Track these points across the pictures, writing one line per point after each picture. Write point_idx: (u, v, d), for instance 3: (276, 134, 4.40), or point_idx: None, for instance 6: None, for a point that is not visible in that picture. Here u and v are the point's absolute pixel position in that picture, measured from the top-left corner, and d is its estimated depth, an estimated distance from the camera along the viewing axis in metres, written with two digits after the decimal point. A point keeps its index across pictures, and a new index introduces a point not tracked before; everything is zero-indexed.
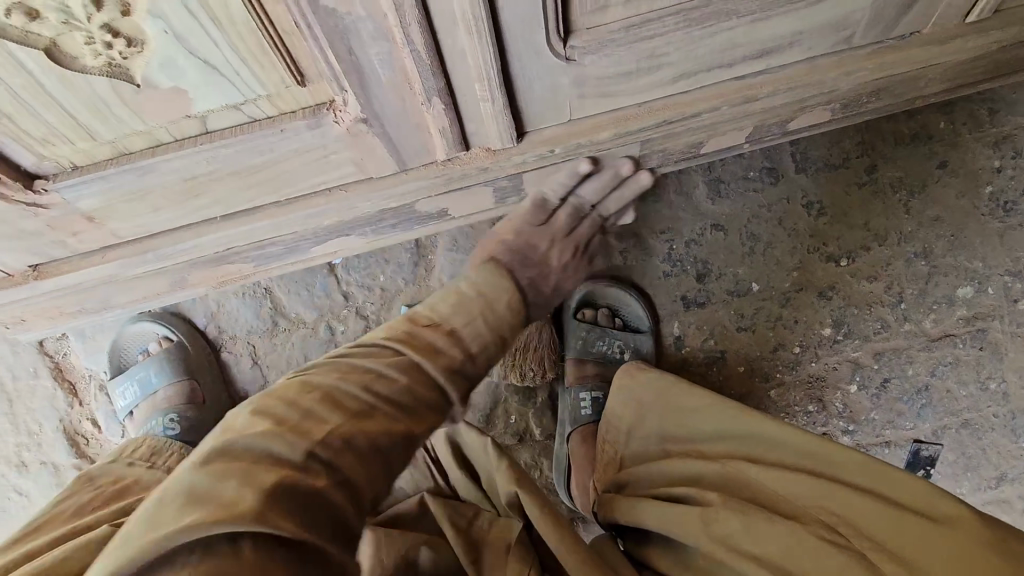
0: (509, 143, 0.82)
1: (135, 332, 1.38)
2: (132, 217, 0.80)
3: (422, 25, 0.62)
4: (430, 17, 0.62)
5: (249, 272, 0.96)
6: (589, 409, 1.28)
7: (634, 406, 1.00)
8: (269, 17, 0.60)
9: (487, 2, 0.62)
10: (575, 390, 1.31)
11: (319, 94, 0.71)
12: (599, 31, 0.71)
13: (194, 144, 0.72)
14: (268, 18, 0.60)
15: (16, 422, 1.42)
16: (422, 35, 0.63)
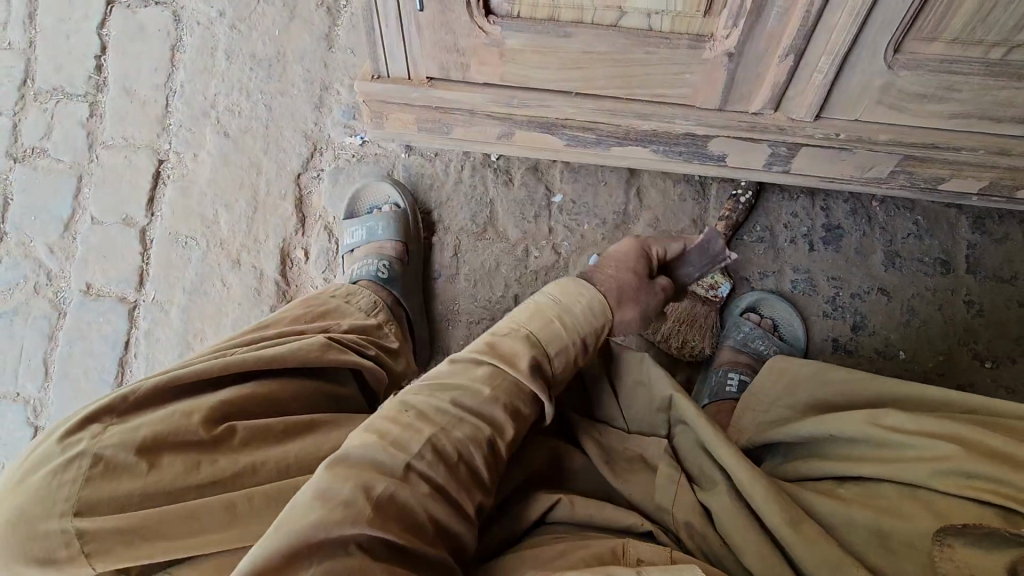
0: (807, 118, 1.06)
1: (375, 190, 1.59)
2: (520, 68, 1.07)
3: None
4: None
5: (553, 148, 1.28)
6: (735, 387, 1.37)
7: (782, 374, 1.06)
8: None
9: None
10: (726, 369, 1.41)
11: (708, 27, 0.97)
12: (920, 56, 0.93)
13: (606, 30, 0.99)
14: None
15: (250, 227, 1.68)
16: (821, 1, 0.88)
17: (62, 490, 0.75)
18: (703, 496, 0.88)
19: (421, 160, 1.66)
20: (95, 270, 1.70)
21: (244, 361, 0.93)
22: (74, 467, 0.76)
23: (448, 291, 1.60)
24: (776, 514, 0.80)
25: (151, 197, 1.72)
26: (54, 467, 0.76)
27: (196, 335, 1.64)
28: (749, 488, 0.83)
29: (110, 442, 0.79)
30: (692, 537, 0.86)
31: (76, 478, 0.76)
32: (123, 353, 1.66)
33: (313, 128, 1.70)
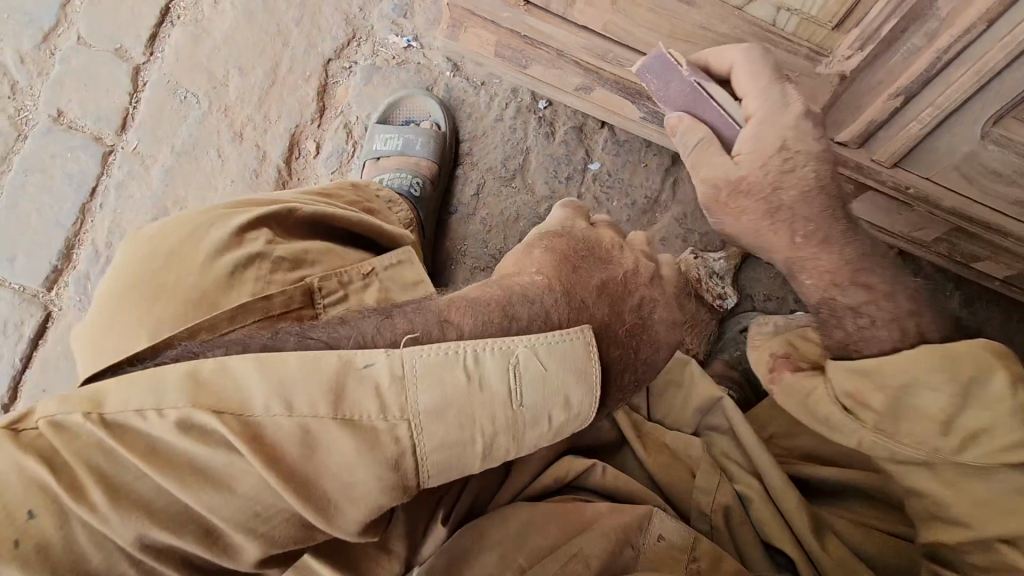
0: (885, 164, 1.05)
1: (416, 104, 1.49)
2: (627, 21, 0.98)
3: (962, 46, 0.84)
4: (969, 46, 0.84)
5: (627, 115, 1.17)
6: None
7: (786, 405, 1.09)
8: None
9: (1007, 63, 0.83)
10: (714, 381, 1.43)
11: (829, 42, 0.94)
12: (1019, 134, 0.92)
13: (730, 10, 0.93)
14: None
15: (261, 102, 1.52)
16: (955, 50, 0.85)
17: (225, 268, 0.79)
18: (742, 487, 0.96)
19: (465, 84, 1.54)
20: (71, 98, 1.50)
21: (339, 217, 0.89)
22: (235, 252, 0.80)
23: (461, 229, 1.54)
24: (806, 520, 0.90)
25: (154, 35, 1.52)
26: (221, 246, 0.80)
27: (175, 203, 1.49)
28: (787, 493, 0.92)
29: (266, 243, 0.82)
30: (726, 521, 0.93)
31: (237, 261, 0.79)
32: (86, 201, 1.50)
33: (356, 13, 1.53)
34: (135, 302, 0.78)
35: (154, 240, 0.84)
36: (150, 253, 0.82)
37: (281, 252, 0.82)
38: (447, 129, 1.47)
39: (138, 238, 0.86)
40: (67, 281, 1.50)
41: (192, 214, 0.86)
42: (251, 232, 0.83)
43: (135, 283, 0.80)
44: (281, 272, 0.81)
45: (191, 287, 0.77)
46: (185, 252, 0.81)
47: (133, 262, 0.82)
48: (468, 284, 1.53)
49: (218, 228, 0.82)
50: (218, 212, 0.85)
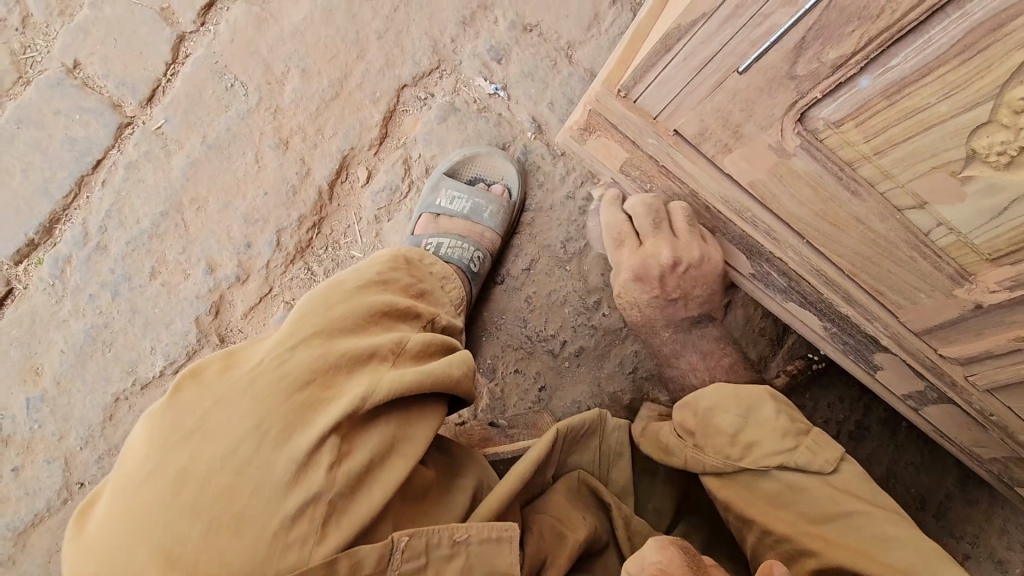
0: (979, 386, 1.01)
1: (488, 163, 1.35)
2: (778, 187, 0.90)
3: None
4: None
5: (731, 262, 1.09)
6: None
7: None
8: None
9: None
10: None
11: (976, 269, 0.88)
12: None
13: (891, 210, 0.87)
14: None
15: (319, 112, 1.34)
16: None
17: (265, 517, 0.65)
18: None
19: (544, 150, 1.41)
20: (95, 50, 1.27)
21: (398, 383, 0.77)
22: (280, 498, 0.66)
23: (502, 301, 1.43)
24: None
25: (211, 4, 1.30)
26: (272, 481, 0.67)
27: (193, 201, 1.30)
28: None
29: (327, 479, 0.69)
30: None
31: (279, 513, 0.66)
32: (85, 174, 1.28)
33: (446, 42, 1.37)
34: (144, 532, 0.64)
35: (189, 433, 0.69)
36: (180, 452, 0.68)
37: (341, 487, 0.70)
38: (518, 199, 1.35)
39: (172, 414, 0.71)
40: (43, 259, 1.29)
41: (248, 397, 0.71)
42: (314, 456, 0.69)
43: (149, 500, 0.65)
44: (334, 518, 0.69)
45: (215, 538, 0.63)
46: (219, 477, 0.66)
47: (158, 461, 0.68)
48: (496, 359, 1.43)
49: (274, 449, 0.68)
50: (284, 406, 0.71)
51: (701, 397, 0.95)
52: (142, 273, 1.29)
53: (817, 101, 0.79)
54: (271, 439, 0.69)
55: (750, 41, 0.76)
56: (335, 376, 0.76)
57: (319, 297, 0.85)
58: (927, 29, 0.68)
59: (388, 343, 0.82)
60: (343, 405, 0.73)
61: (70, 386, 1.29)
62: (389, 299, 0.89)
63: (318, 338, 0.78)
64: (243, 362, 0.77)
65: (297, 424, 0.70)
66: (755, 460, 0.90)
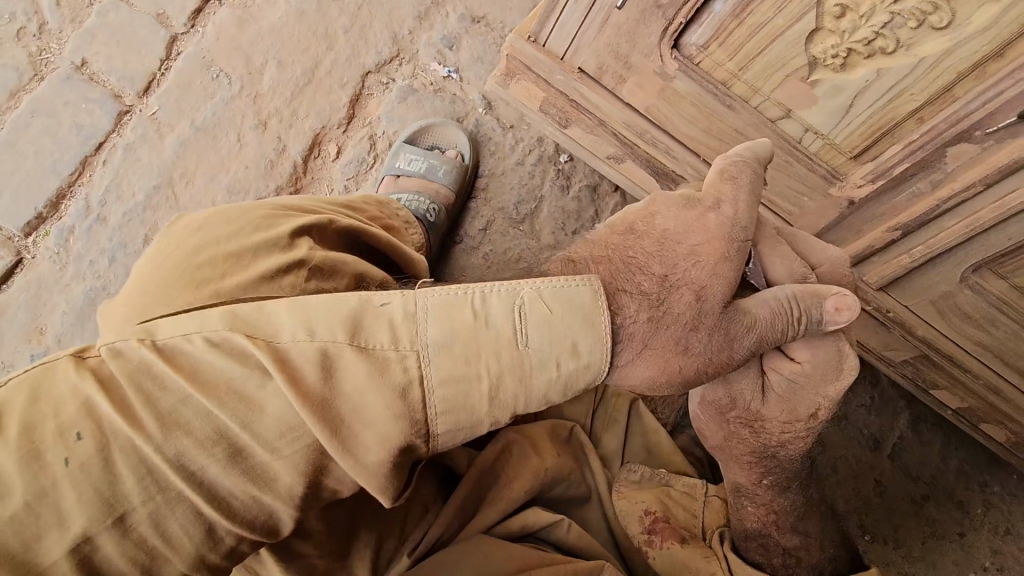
0: (874, 286, 1.13)
1: (445, 133, 1.53)
2: (670, 111, 1.06)
3: (955, 199, 0.94)
4: (963, 201, 0.94)
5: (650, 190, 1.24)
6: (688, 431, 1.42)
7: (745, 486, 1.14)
8: (898, 126, 0.94)
9: (994, 223, 0.93)
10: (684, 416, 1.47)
11: (843, 169, 1.03)
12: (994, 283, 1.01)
13: (764, 121, 1.02)
14: (898, 125, 0.94)
15: (294, 97, 1.52)
16: (950, 200, 0.95)
17: (260, 267, 0.83)
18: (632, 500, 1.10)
19: (495, 124, 1.59)
20: (100, 50, 1.48)
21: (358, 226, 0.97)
22: (269, 255, 0.85)
23: (462, 259, 1.57)
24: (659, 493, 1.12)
25: (201, 10, 1.52)
26: (264, 245, 0.85)
27: (182, 176, 1.48)
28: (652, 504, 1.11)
29: (309, 252, 0.87)
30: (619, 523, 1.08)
31: (270, 262, 0.84)
32: (89, 155, 1.46)
33: (404, 34, 1.57)
34: (166, 281, 0.82)
35: (199, 226, 0.89)
36: (191, 238, 0.87)
37: (321, 264, 0.87)
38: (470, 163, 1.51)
39: (185, 224, 0.91)
40: (49, 231, 1.45)
41: (241, 211, 0.92)
42: (297, 238, 0.88)
43: (173, 262, 0.84)
44: (314, 279, 0.86)
45: (220, 280, 0.81)
46: (223, 245, 0.85)
47: (174, 247, 0.87)
48: None
49: (265, 232, 0.87)
50: (269, 214, 0.91)
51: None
52: (136, 240, 1.45)
53: (685, 27, 0.96)
54: (261, 225, 0.89)
55: None
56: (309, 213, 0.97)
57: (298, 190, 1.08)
58: None
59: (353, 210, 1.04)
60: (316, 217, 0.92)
61: (69, 344, 1.42)
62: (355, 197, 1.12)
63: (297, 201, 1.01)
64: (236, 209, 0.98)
65: (279, 222, 0.90)
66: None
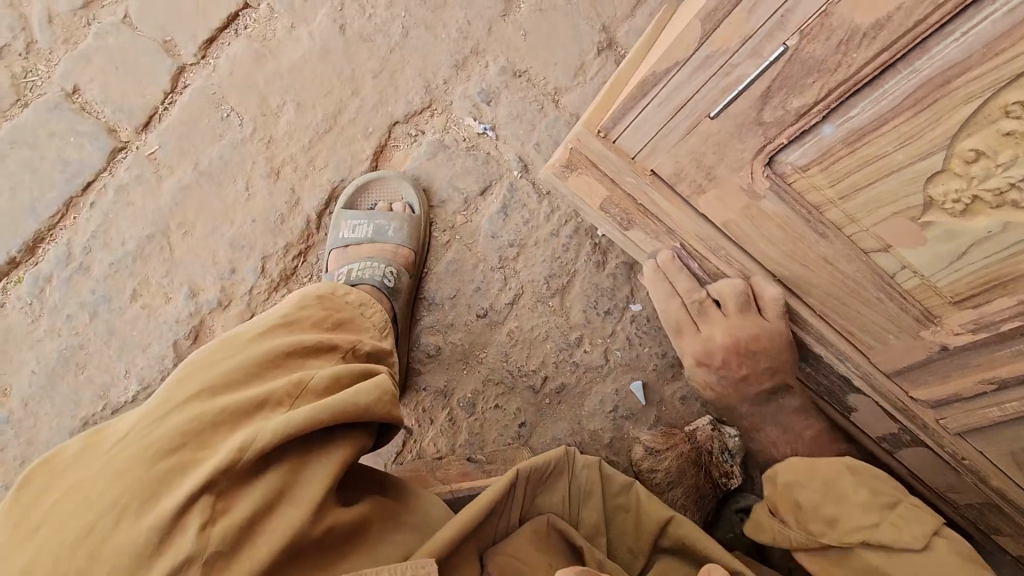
0: (950, 430, 1.03)
1: (396, 186, 1.38)
2: (750, 228, 0.94)
3: None
4: None
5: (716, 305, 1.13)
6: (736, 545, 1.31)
7: None
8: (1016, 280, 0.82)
9: None
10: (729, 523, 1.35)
11: (939, 311, 0.91)
12: None
13: (858, 252, 0.90)
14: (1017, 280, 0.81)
15: (312, 145, 1.38)
16: None
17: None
18: None
19: (530, 189, 1.45)
20: (95, 76, 1.31)
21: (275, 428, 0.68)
22: (140, 572, 0.59)
23: (485, 336, 1.43)
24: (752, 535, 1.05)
25: (213, 39, 1.35)
26: (130, 555, 0.59)
27: (180, 225, 1.32)
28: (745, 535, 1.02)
29: (199, 539, 0.61)
30: None
31: None
32: (74, 195, 1.30)
33: (439, 83, 1.43)
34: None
35: (35, 525, 0.62)
36: (23, 551, 0.60)
37: (219, 547, 0.62)
38: (422, 213, 1.38)
39: (27, 507, 0.64)
40: (23, 278, 1.28)
41: (105, 475, 0.64)
42: (180, 519, 0.61)
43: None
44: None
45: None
46: (65, 563, 0.58)
47: (2, 559, 0.60)
48: (477, 394, 1.43)
49: (130, 522, 0.61)
50: (143, 478, 0.63)
51: (781, 471, 1.00)
52: (122, 295, 1.30)
53: (784, 146, 0.84)
54: (118, 516, 0.61)
55: (719, 89, 0.81)
56: (211, 434, 0.68)
57: (203, 357, 0.78)
58: (880, 83, 0.73)
59: (283, 387, 0.74)
60: (217, 459, 0.65)
61: (38, 409, 1.27)
62: (279, 328, 0.84)
63: (198, 396, 0.71)
64: (111, 437, 0.69)
65: (157, 493, 0.63)
66: (837, 534, 0.91)
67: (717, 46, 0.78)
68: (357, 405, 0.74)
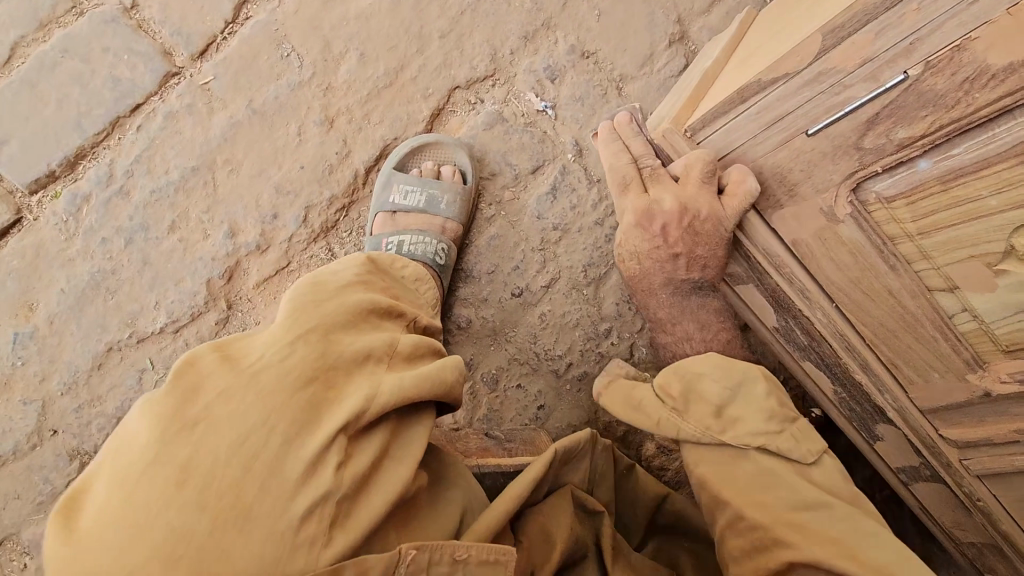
0: (971, 471, 1.04)
1: (448, 152, 1.35)
2: (819, 249, 0.94)
3: None
4: None
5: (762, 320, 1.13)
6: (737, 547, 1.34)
7: None
8: None
9: None
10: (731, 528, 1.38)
11: (991, 357, 0.91)
12: None
13: (924, 289, 0.89)
14: None
15: (369, 98, 1.34)
16: None
17: (273, 514, 0.60)
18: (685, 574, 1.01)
19: (581, 174, 1.42)
20: None
21: (395, 390, 0.72)
22: (294, 494, 0.61)
23: (517, 315, 1.42)
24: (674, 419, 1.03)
25: None
26: (289, 478, 0.62)
27: (226, 162, 1.28)
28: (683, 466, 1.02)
29: (335, 479, 0.64)
30: None
31: (289, 512, 0.60)
32: (122, 116, 1.26)
33: (505, 53, 1.39)
34: (149, 527, 0.57)
35: (191, 424, 0.63)
36: (176, 450, 0.61)
37: (349, 489, 0.65)
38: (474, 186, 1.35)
39: (175, 405, 0.64)
40: (60, 193, 1.25)
41: (253, 393, 0.65)
42: (322, 455, 0.64)
43: (152, 496, 0.59)
44: (341, 522, 0.64)
45: (224, 531, 0.58)
46: (226, 471, 0.60)
47: (158, 452, 0.61)
48: (501, 371, 1.42)
49: (282, 447, 0.63)
50: (289, 406, 0.65)
51: (690, 363, 0.98)
52: (161, 225, 1.27)
53: (875, 174, 0.83)
54: (278, 436, 0.63)
55: (825, 107, 0.81)
56: (335, 377, 0.70)
57: (301, 296, 0.79)
58: (992, 126, 0.72)
59: (381, 344, 0.77)
60: (350, 405, 0.68)
61: (62, 328, 1.25)
62: (358, 287, 0.87)
63: (315, 336, 0.73)
64: (245, 358, 0.71)
65: (303, 425, 0.65)
66: (736, 433, 0.94)
67: (831, 65, 0.78)
68: (452, 378, 0.80)
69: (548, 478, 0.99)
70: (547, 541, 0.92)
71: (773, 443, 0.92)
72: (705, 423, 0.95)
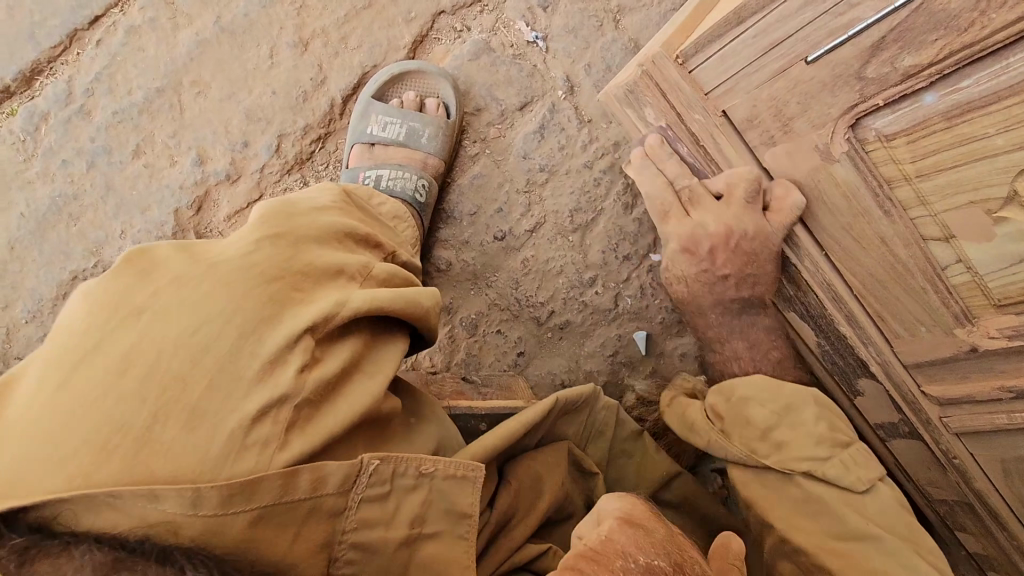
0: (950, 429, 1.02)
1: (431, 82, 1.28)
2: (811, 190, 0.90)
3: None
4: None
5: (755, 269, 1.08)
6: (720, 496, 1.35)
7: None
8: None
9: None
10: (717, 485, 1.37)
11: (981, 312, 0.87)
12: None
13: (917, 238, 0.84)
14: None
15: (346, 22, 1.26)
16: None
17: (221, 410, 0.57)
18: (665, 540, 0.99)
19: (572, 114, 1.35)
20: None
21: (361, 303, 0.70)
22: (242, 393, 0.59)
23: (500, 259, 1.37)
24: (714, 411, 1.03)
25: None
26: (238, 374, 0.59)
27: (193, 83, 1.21)
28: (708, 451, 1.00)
29: (297, 381, 0.62)
30: None
31: (240, 410, 0.58)
32: (80, 29, 1.18)
33: None
34: (88, 415, 0.54)
35: (134, 313, 0.60)
36: (114, 339, 0.58)
37: (310, 395, 0.63)
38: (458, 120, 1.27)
39: (122, 291, 0.62)
40: (17, 110, 1.19)
41: (208, 285, 0.63)
42: (285, 354, 0.62)
43: (84, 391, 0.55)
44: (299, 428, 0.62)
45: (159, 427, 0.55)
46: (174, 358, 0.58)
47: (100, 339, 0.58)
48: (481, 316, 1.39)
49: (240, 341, 0.61)
50: (250, 298, 0.63)
51: (738, 384, 0.98)
52: (124, 149, 1.20)
53: (876, 109, 0.77)
54: (233, 328, 0.61)
55: (828, 30, 0.76)
56: (304, 281, 0.68)
57: (272, 207, 0.75)
58: (1005, 54, 0.66)
59: (355, 263, 0.75)
60: (317, 308, 0.66)
61: (25, 254, 1.20)
62: (331, 210, 0.83)
63: (284, 241, 0.70)
64: (203, 254, 0.68)
65: (267, 319, 0.63)
66: (781, 455, 0.91)
67: None
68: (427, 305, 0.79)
69: (544, 426, 0.96)
70: (533, 488, 0.90)
71: (827, 475, 0.89)
72: (752, 447, 0.94)
